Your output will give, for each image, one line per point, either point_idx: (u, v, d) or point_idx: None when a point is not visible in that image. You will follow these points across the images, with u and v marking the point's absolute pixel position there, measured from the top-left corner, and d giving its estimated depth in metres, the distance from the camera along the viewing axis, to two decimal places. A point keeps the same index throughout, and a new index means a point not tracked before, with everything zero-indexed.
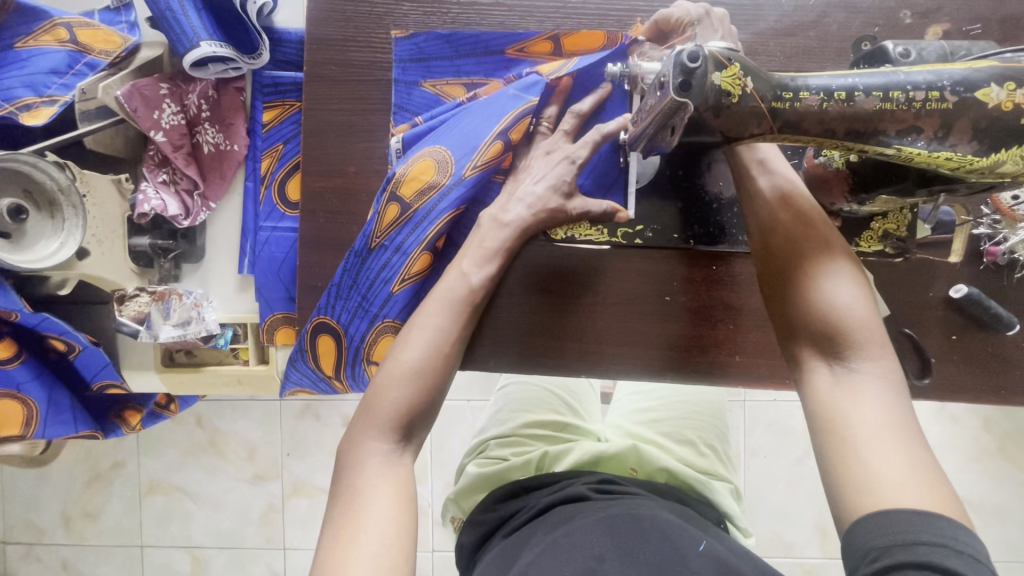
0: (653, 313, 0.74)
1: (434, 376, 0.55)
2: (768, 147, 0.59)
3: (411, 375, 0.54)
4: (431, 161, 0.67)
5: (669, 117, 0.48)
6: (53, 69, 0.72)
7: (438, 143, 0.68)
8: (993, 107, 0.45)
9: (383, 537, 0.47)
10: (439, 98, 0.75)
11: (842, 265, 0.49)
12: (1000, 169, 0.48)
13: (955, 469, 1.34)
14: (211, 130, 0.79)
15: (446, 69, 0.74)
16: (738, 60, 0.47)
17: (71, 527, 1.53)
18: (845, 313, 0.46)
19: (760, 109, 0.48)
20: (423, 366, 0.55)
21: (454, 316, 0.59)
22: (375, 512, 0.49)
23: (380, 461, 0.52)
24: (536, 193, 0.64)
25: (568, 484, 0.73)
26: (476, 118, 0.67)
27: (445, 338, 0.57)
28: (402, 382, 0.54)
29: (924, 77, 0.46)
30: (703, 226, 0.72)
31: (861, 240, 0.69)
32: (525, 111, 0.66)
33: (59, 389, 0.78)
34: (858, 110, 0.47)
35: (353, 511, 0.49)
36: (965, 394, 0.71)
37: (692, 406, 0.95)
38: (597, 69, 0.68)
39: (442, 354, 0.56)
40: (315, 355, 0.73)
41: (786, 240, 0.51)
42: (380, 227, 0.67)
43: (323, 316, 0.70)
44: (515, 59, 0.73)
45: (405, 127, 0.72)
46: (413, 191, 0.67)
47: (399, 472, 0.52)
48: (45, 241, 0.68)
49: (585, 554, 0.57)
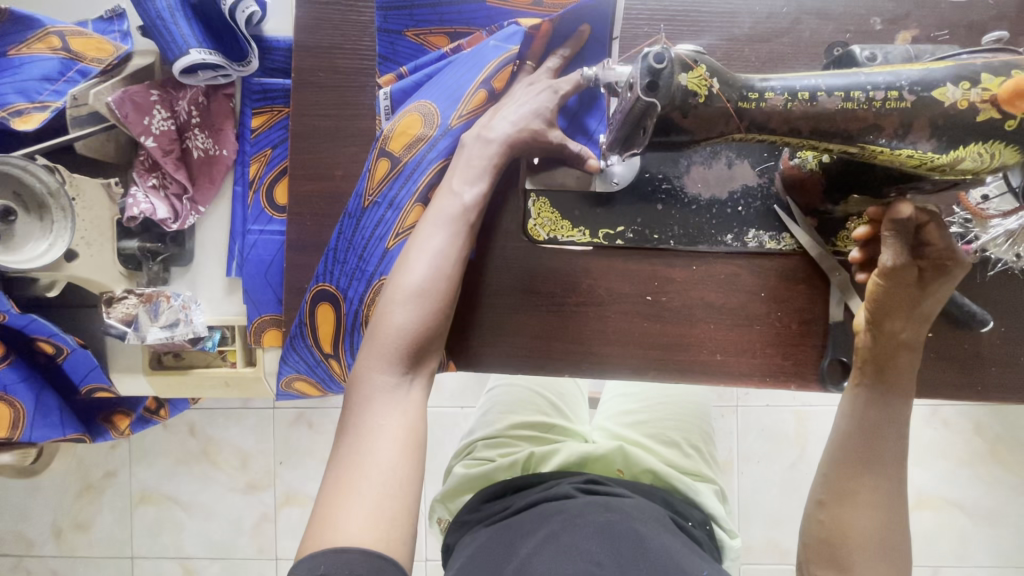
0: (634, 311, 0.75)
1: (436, 297, 0.61)
2: (956, 261, 0.59)
3: (413, 296, 0.60)
4: (417, 115, 0.69)
5: (640, 118, 0.49)
6: (45, 75, 0.73)
7: (426, 99, 0.69)
8: (949, 106, 0.47)
9: (376, 501, 0.52)
10: (423, 48, 0.75)
11: (875, 502, 0.59)
12: (960, 165, 0.49)
13: (946, 472, 1.35)
14: (201, 136, 0.79)
15: (429, 17, 0.73)
16: (704, 61, 0.48)
17: (61, 538, 1.52)
18: (881, 547, 0.59)
19: (727, 109, 0.49)
20: (425, 286, 0.61)
21: (452, 238, 0.63)
22: (374, 465, 0.54)
23: (386, 389, 0.58)
24: (520, 113, 0.65)
25: (556, 483, 0.74)
26: (460, 70, 0.69)
27: (445, 259, 0.62)
28: (407, 303, 0.60)
29: (884, 78, 0.48)
30: (683, 227, 0.73)
31: (837, 240, 0.72)
32: (508, 59, 0.68)
33: (47, 391, 0.78)
34: (821, 110, 0.49)
35: (354, 462, 0.54)
36: (939, 393, 0.73)
37: (679, 408, 0.95)
38: (577, 17, 0.69)
39: (443, 275, 0.62)
40: (315, 332, 0.72)
41: (865, 445, 0.61)
42: (372, 183, 0.69)
43: (322, 283, 0.71)
44: (496, 9, 0.71)
45: (392, 78, 0.74)
46: (401, 145, 0.69)
47: (403, 400, 0.58)
48: (33, 243, 0.67)
49: (563, 547, 0.60)
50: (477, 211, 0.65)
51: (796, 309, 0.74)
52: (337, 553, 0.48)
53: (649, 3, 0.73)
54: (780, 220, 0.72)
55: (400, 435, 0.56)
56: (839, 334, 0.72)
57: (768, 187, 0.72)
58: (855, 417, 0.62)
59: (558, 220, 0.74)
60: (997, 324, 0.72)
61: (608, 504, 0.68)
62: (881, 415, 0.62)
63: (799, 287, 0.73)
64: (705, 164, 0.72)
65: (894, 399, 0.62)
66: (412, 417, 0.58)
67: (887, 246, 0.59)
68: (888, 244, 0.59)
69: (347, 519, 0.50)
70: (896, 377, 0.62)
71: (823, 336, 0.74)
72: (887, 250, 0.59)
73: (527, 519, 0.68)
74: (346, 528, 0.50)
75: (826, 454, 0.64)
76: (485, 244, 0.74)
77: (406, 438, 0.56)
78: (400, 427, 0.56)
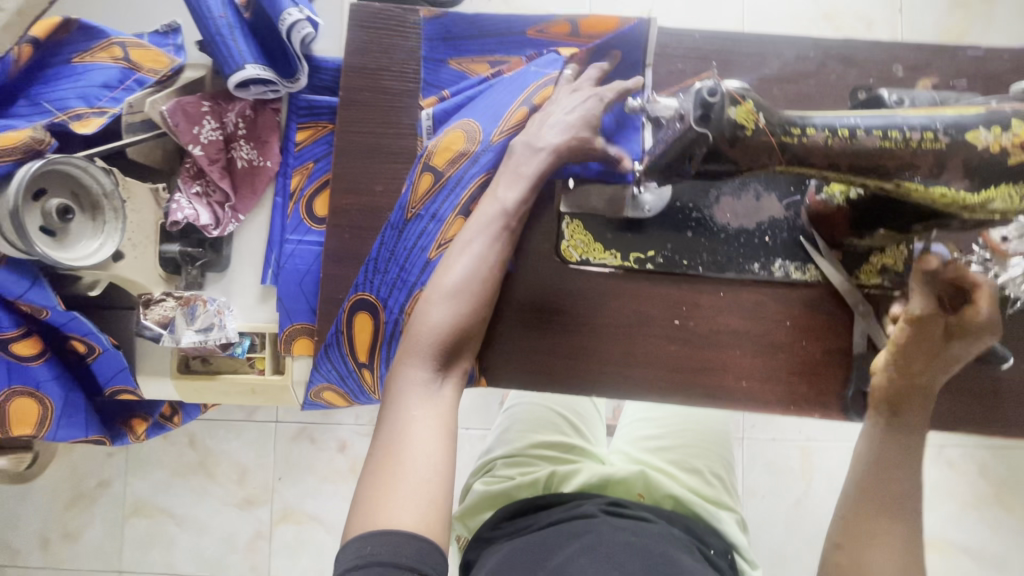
0: (662, 336, 0.77)
1: (472, 296, 0.64)
2: (984, 321, 0.67)
3: (450, 295, 0.63)
4: (462, 133, 0.72)
5: (688, 147, 0.52)
6: (105, 83, 0.74)
7: (469, 117, 0.73)
8: (983, 148, 0.50)
9: (415, 495, 0.53)
10: (464, 75, 0.80)
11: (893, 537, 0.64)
12: (991, 205, 0.52)
13: (952, 514, 1.34)
14: (246, 146, 0.82)
15: (472, 48, 0.80)
16: (751, 97, 0.51)
17: (48, 549, 1.48)
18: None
19: (770, 142, 0.52)
20: (461, 286, 0.64)
21: (492, 243, 0.66)
22: (411, 460, 0.55)
23: (423, 384, 0.59)
24: (568, 121, 0.68)
25: (579, 503, 0.74)
26: (502, 92, 0.73)
27: (483, 261, 0.65)
28: (444, 301, 0.63)
29: (919, 120, 0.51)
30: (711, 255, 0.75)
31: (861, 273, 0.74)
32: (548, 80, 0.72)
33: (76, 391, 0.77)
34: (860, 147, 0.52)
35: (391, 454, 0.55)
36: (953, 428, 0.74)
37: (701, 434, 0.95)
38: (609, 45, 0.73)
39: (479, 276, 0.65)
40: (350, 339, 0.73)
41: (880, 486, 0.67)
42: (415, 197, 0.71)
43: (362, 292, 0.72)
44: (535, 38, 0.79)
45: (433, 100, 0.77)
46: (446, 160, 0.71)
47: (438, 397, 0.60)
48: (85, 241, 0.66)
49: (602, 561, 0.61)
50: (517, 217, 0.68)
51: (819, 339, 0.75)
52: (386, 536, 0.50)
53: (684, 41, 0.77)
54: (806, 251, 0.75)
55: (434, 428, 0.57)
56: (863, 367, 0.74)
57: (794, 220, 0.75)
58: (871, 454, 0.69)
59: (590, 242, 0.76)
60: (1015, 361, 0.74)
61: (634, 528, 0.69)
62: (894, 456, 0.68)
63: (822, 317, 0.75)
64: (733, 195, 0.75)
65: (905, 441, 0.69)
66: (448, 412, 0.59)
67: (915, 292, 0.69)
68: (915, 292, 0.69)
69: (388, 511, 0.52)
70: (907, 416, 0.70)
71: (846, 367, 0.75)
72: (915, 297, 0.69)
73: (556, 531, 0.69)
74: (392, 518, 0.51)
75: (846, 494, 0.69)
76: (514, 261, 0.76)
77: (441, 431, 0.57)
78: (436, 421, 0.58)
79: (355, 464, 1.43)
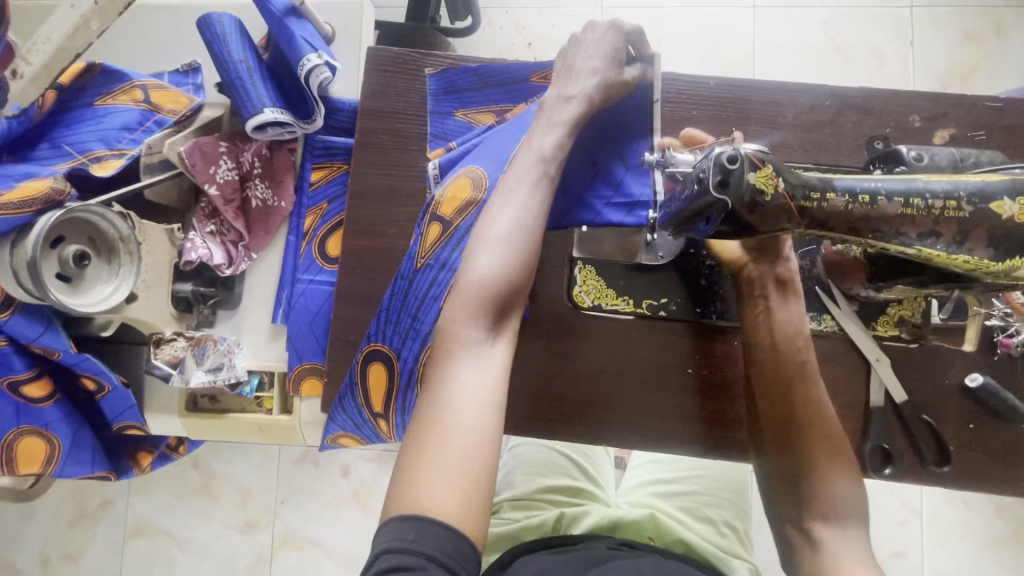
0: (676, 383, 0.76)
1: (520, 249, 0.60)
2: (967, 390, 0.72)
3: (499, 246, 0.60)
4: (468, 180, 0.71)
5: (706, 209, 0.52)
6: (125, 125, 0.75)
7: (474, 164, 0.72)
8: (1007, 219, 0.49)
9: (461, 465, 0.50)
10: (471, 125, 0.79)
11: None
12: (1015, 273, 0.50)
13: (968, 556, 1.30)
14: (261, 185, 0.82)
15: (477, 99, 0.80)
16: (771, 162, 0.50)
17: (48, 569, 1.47)
18: None
19: (790, 206, 0.51)
20: (510, 236, 0.60)
21: (535, 191, 0.63)
22: (459, 422, 0.52)
23: (472, 342, 0.57)
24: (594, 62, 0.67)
25: (594, 539, 0.75)
26: (505, 135, 0.74)
27: (528, 213, 0.61)
28: (493, 252, 0.59)
29: (942, 187, 0.50)
30: (726, 304, 0.74)
31: (877, 324, 0.74)
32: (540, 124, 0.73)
33: (84, 429, 0.77)
34: (881, 213, 0.51)
35: (440, 412, 0.53)
36: (975, 484, 0.72)
37: (714, 481, 0.93)
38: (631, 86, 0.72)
39: (527, 228, 0.61)
40: (365, 389, 0.73)
41: None
42: (424, 246, 0.71)
43: (376, 343, 0.72)
44: (539, 85, 0.78)
45: (440, 151, 0.77)
46: (453, 210, 0.70)
47: (486, 357, 0.57)
48: (100, 286, 0.67)
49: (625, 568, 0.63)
50: (556, 163, 0.65)
51: (836, 390, 0.74)
52: (427, 525, 0.47)
53: (699, 89, 0.77)
54: (822, 301, 0.73)
55: (484, 389, 0.54)
56: (879, 421, 0.72)
57: (808, 270, 0.73)
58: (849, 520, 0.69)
59: (603, 288, 0.75)
60: None
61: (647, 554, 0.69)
62: None
63: (837, 367, 0.74)
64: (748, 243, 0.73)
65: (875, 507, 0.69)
66: (498, 372, 0.56)
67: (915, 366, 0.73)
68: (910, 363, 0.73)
69: (429, 487, 0.49)
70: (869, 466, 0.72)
71: (863, 420, 0.73)
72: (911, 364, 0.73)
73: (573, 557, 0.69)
74: (437, 494, 0.49)
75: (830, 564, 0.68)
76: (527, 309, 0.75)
77: (490, 393, 0.55)
78: (485, 382, 0.55)
79: (358, 490, 1.41)
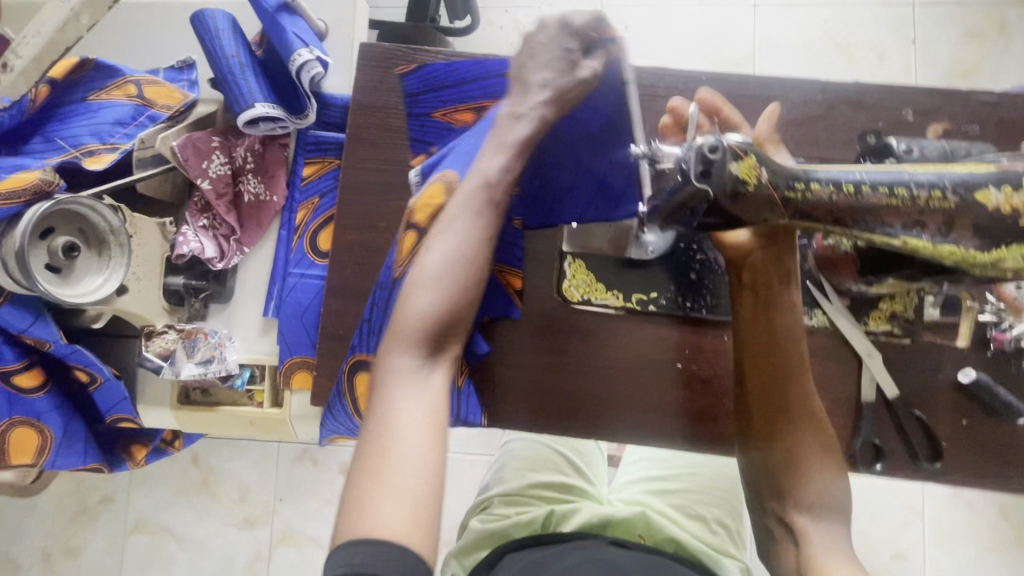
0: (665, 378, 0.75)
1: (457, 279, 0.61)
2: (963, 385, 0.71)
3: (435, 278, 0.60)
4: (440, 185, 0.69)
5: (690, 199, 0.52)
6: (118, 120, 0.76)
7: (448, 169, 0.71)
8: (992, 208, 0.48)
9: (405, 490, 0.50)
10: (451, 125, 0.78)
11: None
12: (1002, 264, 0.50)
13: (971, 559, 1.29)
14: (254, 180, 0.83)
15: (455, 96, 0.77)
16: (754, 152, 0.50)
17: (49, 564, 1.48)
18: None
19: (773, 197, 0.51)
20: (447, 267, 0.61)
21: (475, 220, 0.63)
22: (401, 449, 0.52)
23: (410, 370, 0.57)
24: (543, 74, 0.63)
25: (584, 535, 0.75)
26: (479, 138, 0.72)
27: (467, 243, 0.62)
28: (430, 284, 0.60)
29: (927, 177, 0.50)
30: (715, 298, 0.74)
31: (869, 319, 0.73)
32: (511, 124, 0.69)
33: (76, 420, 0.78)
34: (866, 203, 0.51)
35: (381, 440, 0.52)
36: (968, 482, 0.72)
37: (708, 480, 0.92)
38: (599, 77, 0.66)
39: (464, 258, 0.61)
40: (354, 399, 0.73)
41: None
42: (400, 256, 0.69)
43: (359, 354, 0.72)
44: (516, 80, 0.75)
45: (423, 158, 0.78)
46: (427, 216, 0.69)
47: (425, 385, 0.57)
48: (89, 277, 0.67)
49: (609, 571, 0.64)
50: (502, 189, 0.64)
51: (826, 386, 0.73)
52: (373, 547, 0.46)
53: (691, 83, 0.77)
54: (813, 296, 0.73)
55: (423, 417, 0.54)
56: (870, 417, 0.72)
57: (800, 263, 0.73)
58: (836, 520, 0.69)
59: (592, 283, 0.75)
60: None
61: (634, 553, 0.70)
62: None
63: (829, 363, 0.73)
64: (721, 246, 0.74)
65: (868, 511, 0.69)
66: (436, 399, 0.56)
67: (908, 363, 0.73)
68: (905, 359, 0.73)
69: (373, 513, 0.48)
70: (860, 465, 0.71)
71: (853, 416, 0.73)
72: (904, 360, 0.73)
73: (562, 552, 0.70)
74: (381, 513, 0.48)
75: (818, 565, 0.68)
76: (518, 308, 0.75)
77: (429, 420, 0.54)
78: (423, 409, 0.55)
79: None
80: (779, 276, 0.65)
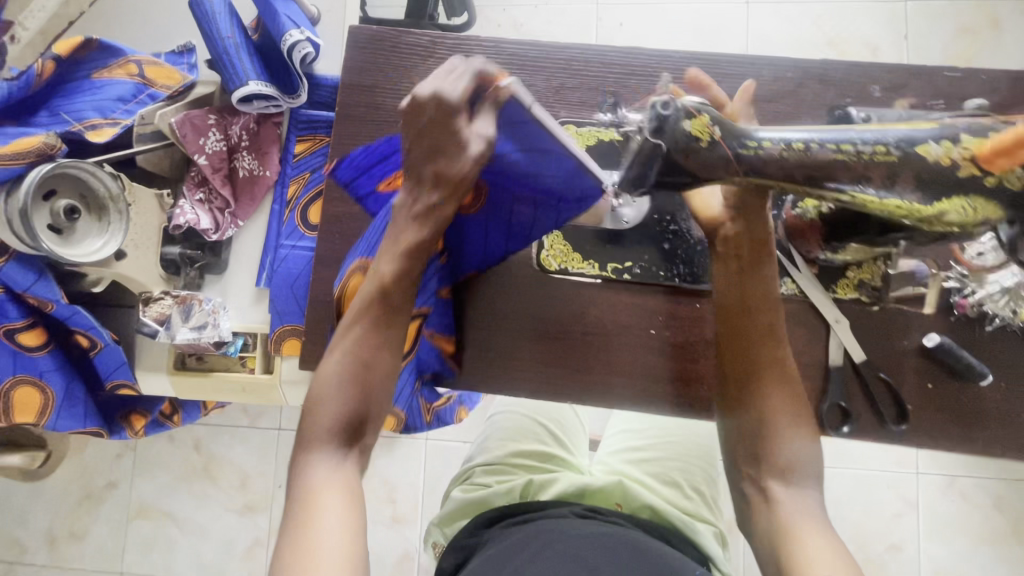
0: (639, 344, 0.78)
1: (360, 374, 0.62)
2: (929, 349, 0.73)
3: (337, 384, 0.61)
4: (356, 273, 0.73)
5: (650, 157, 0.55)
6: (120, 97, 0.81)
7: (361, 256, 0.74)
8: (934, 161, 0.51)
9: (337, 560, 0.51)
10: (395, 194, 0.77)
11: None
12: (946, 217, 0.51)
13: (964, 550, 1.29)
14: (248, 157, 0.88)
15: (387, 167, 0.77)
16: (708, 111, 0.54)
17: (55, 547, 1.52)
18: None
19: (727, 155, 0.54)
20: (348, 368, 0.62)
21: (371, 326, 0.64)
22: (325, 527, 0.53)
23: (323, 467, 0.58)
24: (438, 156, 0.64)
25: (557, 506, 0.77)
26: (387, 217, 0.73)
27: (365, 345, 0.62)
28: (333, 388, 0.61)
29: (872, 134, 0.53)
30: (688, 266, 0.77)
31: (838, 287, 0.75)
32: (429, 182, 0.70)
33: (77, 382, 0.82)
34: (814, 159, 0.53)
35: (306, 522, 0.53)
36: (936, 446, 0.73)
37: (684, 447, 0.95)
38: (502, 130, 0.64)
39: (366, 358, 0.62)
40: None
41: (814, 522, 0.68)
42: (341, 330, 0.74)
43: None
44: None
45: None
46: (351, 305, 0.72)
47: (339, 475, 0.58)
48: (90, 239, 0.71)
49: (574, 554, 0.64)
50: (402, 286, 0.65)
51: (796, 351, 0.75)
52: None
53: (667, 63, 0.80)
54: (783, 266, 0.74)
55: (341, 497, 0.56)
56: (838, 381, 0.74)
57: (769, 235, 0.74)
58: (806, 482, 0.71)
59: (569, 252, 0.78)
60: (997, 379, 0.74)
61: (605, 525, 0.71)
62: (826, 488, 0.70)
63: (799, 329, 0.75)
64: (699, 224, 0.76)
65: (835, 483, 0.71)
66: (350, 484, 0.58)
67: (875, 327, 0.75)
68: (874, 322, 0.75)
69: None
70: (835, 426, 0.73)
71: (823, 380, 0.75)
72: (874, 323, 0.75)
73: (533, 527, 0.71)
74: None
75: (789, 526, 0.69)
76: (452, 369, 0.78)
77: (348, 501, 0.56)
78: (341, 492, 0.56)
79: None
80: (754, 241, 0.68)
